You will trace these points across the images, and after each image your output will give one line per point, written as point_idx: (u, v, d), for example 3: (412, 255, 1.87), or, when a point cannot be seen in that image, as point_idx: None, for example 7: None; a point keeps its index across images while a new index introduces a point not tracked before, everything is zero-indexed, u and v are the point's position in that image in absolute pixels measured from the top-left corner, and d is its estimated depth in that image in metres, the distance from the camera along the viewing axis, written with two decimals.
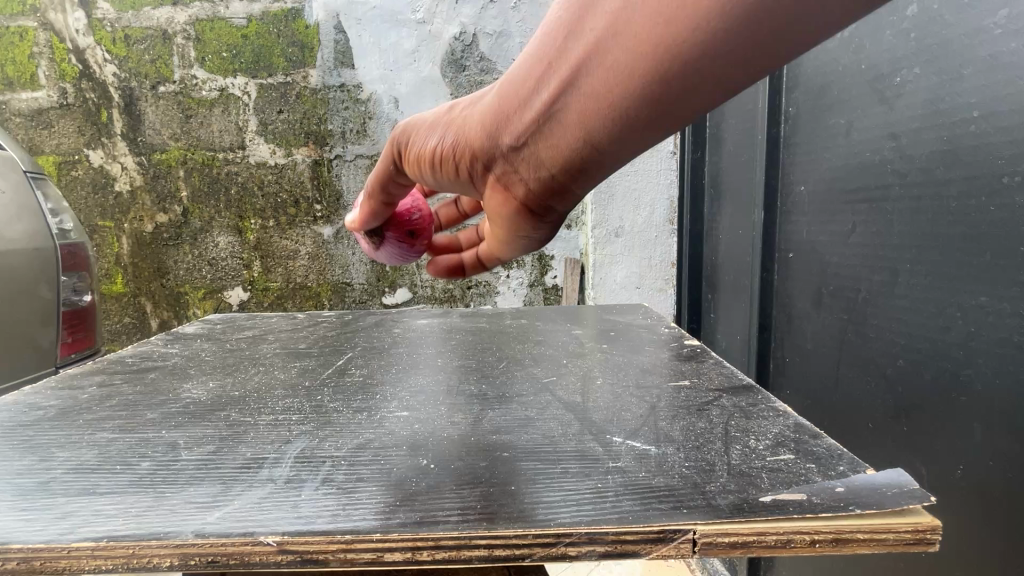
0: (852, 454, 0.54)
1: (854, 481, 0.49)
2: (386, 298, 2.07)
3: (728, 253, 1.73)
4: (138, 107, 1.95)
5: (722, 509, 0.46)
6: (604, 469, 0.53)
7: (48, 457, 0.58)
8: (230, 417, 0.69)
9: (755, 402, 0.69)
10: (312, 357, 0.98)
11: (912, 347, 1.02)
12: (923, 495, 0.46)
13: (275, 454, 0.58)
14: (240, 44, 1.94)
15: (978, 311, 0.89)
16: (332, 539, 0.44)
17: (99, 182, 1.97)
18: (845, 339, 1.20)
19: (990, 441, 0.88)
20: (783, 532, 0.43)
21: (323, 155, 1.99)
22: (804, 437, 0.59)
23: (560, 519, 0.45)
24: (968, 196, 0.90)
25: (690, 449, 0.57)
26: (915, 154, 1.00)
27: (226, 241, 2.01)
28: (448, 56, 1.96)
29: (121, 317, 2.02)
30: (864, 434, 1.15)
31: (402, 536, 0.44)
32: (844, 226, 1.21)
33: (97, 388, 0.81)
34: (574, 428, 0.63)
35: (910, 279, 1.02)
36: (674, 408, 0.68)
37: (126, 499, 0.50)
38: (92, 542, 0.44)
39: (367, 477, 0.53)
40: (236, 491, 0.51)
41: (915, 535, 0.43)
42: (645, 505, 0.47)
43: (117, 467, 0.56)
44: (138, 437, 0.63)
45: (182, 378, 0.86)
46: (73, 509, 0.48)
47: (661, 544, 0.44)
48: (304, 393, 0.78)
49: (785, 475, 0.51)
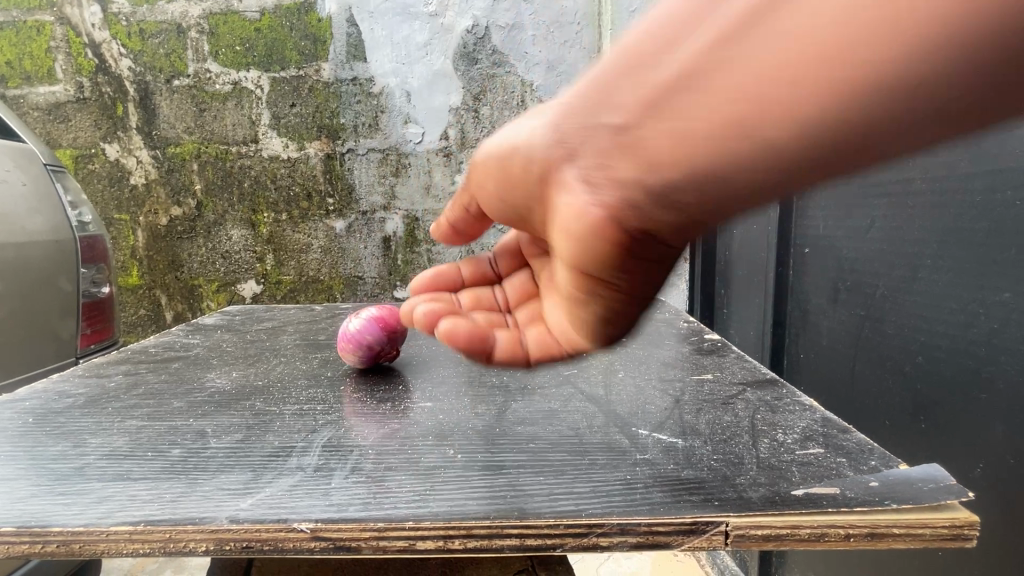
0: (883, 449, 0.53)
1: (888, 476, 0.48)
2: (397, 292, 2.08)
3: (743, 247, 1.71)
4: (152, 101, 1.97)
5: (754, 502, 0.45)
6: (632, 461, 0.53)
7: (82, 443, 0.60)
8: (256, 406, 0.70)
9: (779, 396, 0.69)
10: (331, 348, 0.99)
11: (933, 344, 1.00)
12: (958, 490, 0.45)
13: (303, 443, 0.59)
14: (253, 38, 1.94)
15: (1004, 308, 0.88)
16: (366, 526, 0.44)
17: (115, 175, 1.99)
18: (863, 335, 1.19)
19: (1013, 440, 0.86)
20: (818, 525, 0.43)
21: (335, 149, 2.00)
22: (832, 432, 0.58)
23: (590, 510, 0.45)
24: (995, 190, 0.88)
25: (717, 442, 0.56)
26: (940, 147, 0.98)
27: (240, 234, 2.03)
28: (460, 49, 1.95)
29: (137, 309, 2.04)
30: (880, 431, 1.14)
31: (434, 524, 0.44)
32: (863, 221, 1.19)
33: (123, 377, 0.83)
34: (598, 420, 0.63)
35: (932, 275, 1.00)
36: (698, 402, 0.68)
37: (160, 485, 0.50)
38: (130, 526, 0.44)
39: (395, 466, 0.53)
40: (267, 478, 0.51)
41: (953, 531, 0.43)
42: (675, 497, 0.47)
43: (149, 453, 0.57)
44: (167, 424, 0.64)
45: (205, 368, 0.87)
46: (109, 494, 0.49)
47: (693, 536, 0.43)
48: (327, 383, 0.79)
49: (816, 469, 0.50)
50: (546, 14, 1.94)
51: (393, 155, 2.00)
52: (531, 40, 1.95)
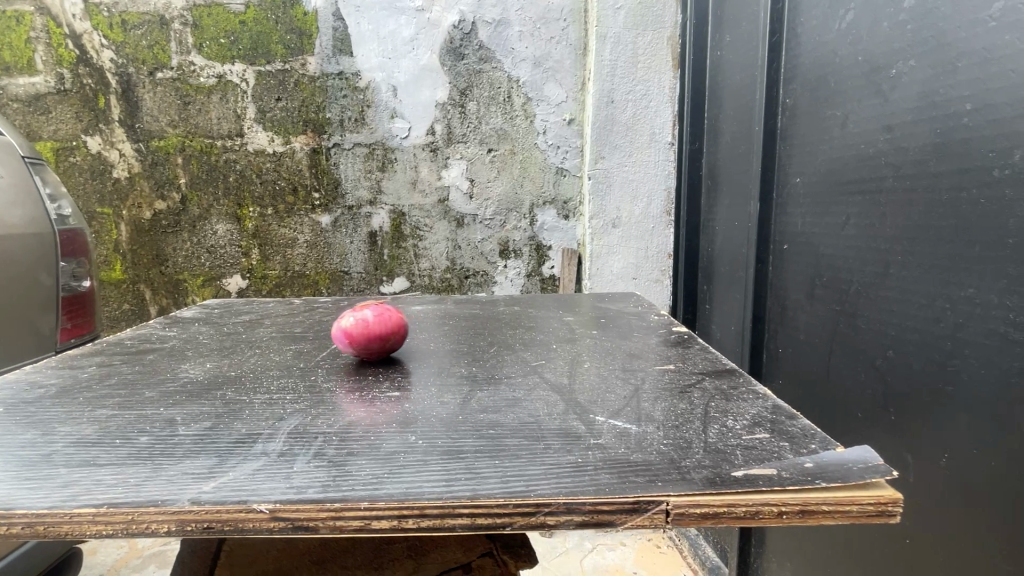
0: (824, 434, 0.56)
1: (822, 457, 0.51)
2: (384, 287, 2.08)
3: (724, 244, 1.74)
4: (135, 94, 1.95)
5: (695, 482, 0.48)
6: (586, 445, 0.55)
7: (51, 431, 0.61)
8: (226, 396, 0.72)
9: (735, 385, 0.71)
10: (307, 340, 1.00)
11: (903, 339, 1.04)
12: (884, 470, 0.48)
13: (270, 430, 0.60)
14: (238, 31, 1.94)
15: (967, 302, 0.91)
16: (322, 507, 0.46)
17: (97, 168, 1.97)
18: (838, 330, 1.22)
19: (974, 430, 0.90)
20: (752, 504, 0.46)
21: (321, 143, 2.00)
22: (780, 418, 0.61)
23: (540, 491, 0.47)
24: (960, 189, 0.92)
25: (669, 428, 0.59)
26: (910, 147, 1.02)
27: (225, 229, 2.02)
28: (447, 44, 1.96)
29: (121, 304, 2.03)
30: (853, 423, 1.18)
31: (388, 505, 0.46)
32: (838, 218, 1.22)
33: (96, 368, 0.83)
34: (559, 408, 0.65)
35: (901, 271, 1.04)
36: (657, 390, 0.70)
37: (125, 470, 0.52)
38: (93, 508, 0.46)
39: (357, 451, 0.55)
40: (231, 463, 0.53)
41: (878, 508, 0.46)
42: (621, 478, 0.49)
43: (117, 440, 0.58)
44: (137, 413, 0.65)
45: (179, 360, 0.88)
46: (75, 478, 0.50)
47: (635, 514, 0.46)
48: (299, 374, 0.81)
49: (758, 453, 0.53)
50: (532, 10, 1.95)
51: (379, 150, 2.01)
52: (518, 36, 1.96)
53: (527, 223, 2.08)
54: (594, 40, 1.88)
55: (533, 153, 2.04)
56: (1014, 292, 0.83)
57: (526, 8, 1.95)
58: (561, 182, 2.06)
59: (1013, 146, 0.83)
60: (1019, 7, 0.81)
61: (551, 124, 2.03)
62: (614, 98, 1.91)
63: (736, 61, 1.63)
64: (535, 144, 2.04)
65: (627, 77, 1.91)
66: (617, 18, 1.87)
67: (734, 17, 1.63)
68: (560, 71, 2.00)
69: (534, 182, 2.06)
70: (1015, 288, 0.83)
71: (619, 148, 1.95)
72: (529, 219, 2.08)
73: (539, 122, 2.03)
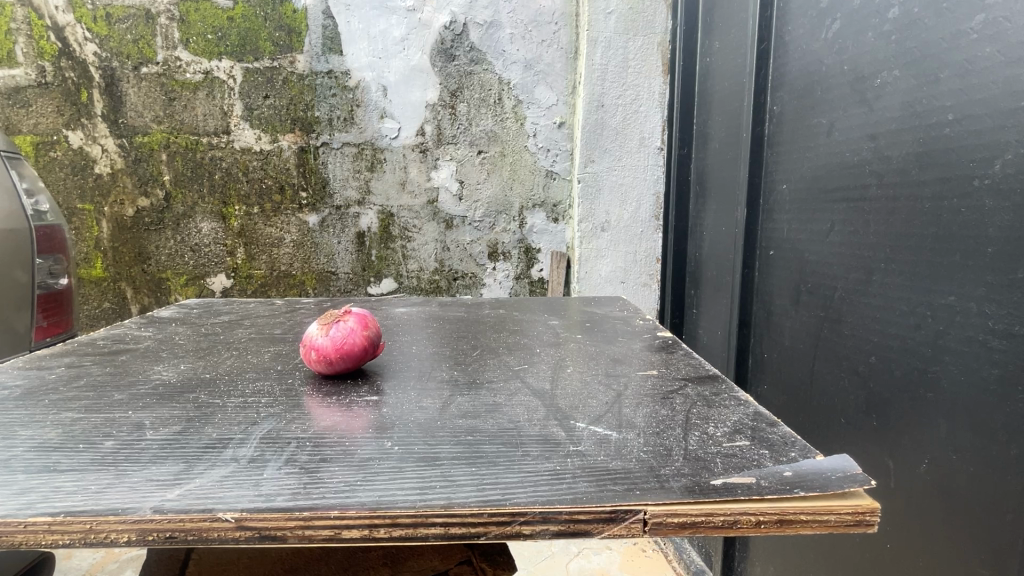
0: (804, 441, 0.56)
1: (802, 466, 0.51)
2: (371, 288, 2.06)
3: (711, 248, 1.74)
4: (119, 88, 1.91)
5: (674, 491, 0.47)
6: (565, 452, 0.54)
7: (11, 435, 0.58)
8: (199, 399, 0.70)
9: (717, 392, 0.71)
10: (287, 342, 0.98)
11: (885, 346, 1.04)
12: (862, 478, 0.48)
13: (240, 436, 0.59)
14: (226, 27, 1.91)
15: (947, 310, 0.92)
16: (290, 516, 0.44)
17: (77, 164, 1.92)
18: (822, 336, 1.22)
19: (954, 437, 0.91)
20: (729, 513, 0.45)
21: (309, 142, 1.97)
22: (761, 425, 0.60)
23: (516, 500, 0.46)
24: (941, 198, 0.93)
25: (649, 435, 0.58)
26: (894, 155, 1.02)
27: (209, 227, 1.99)
28: (439, 45, 1.95)
29: (101, 302, 1.97)
30: (835, 429, 1.18)
31: (359, 514, 0.44)
32: (823, 225, 1.22)
33: (64, 369, 0.81)
34: (539, 414, 0.64)
35: (884, 278, 1.05)
36: (640, 396, 0.70)
37: (85, 476, 0.50)
38: (49, 517, 0.44)
39: (330, 457, 0.54)
40: (199, 469, 0.51)
41: (856, 517, 0.46)
42: (599, 487, 0.48)
43: (81, 445, 0.56)
44: (105, 417, 0.63)
45: (153, 361, 0.85)
46: (33, 485, 0.48)
47: (612, 524, 0.45)
48: (276, 376, 0.79)
49: (738, 461, 0.52)
50: (524, 12, 1.95)
51: (368, 150, 1.99)
52: (508, 40, 1.95)
53: (517, 225, 2.07)
54: (586, 45, 1.88)
55: (524, 155, 2.03)
56: (993, 300, 0.84)
57: (516, 10, 1.94)
58: (551, 185, 2.06)
59: (993, 156, 0.84)
60: (1000, 20, 0.83)
61: (542, 127, 2.02)
62: (604, 102, 1.92)
63: (725, 69, 1.63)
64: (526, 146, 2.03)
65: (617, 82, 1.92)
66: (609, 22, 1.89)
67: (724, 24, 1.63)
68: (550, 74, 2.00)
69: (524, 185, 2.05)
70: (994, 296, 0.84)
71: (608, 153, 1.95)
72: (519, 221, 2.07)
73: (529, 124, 2.02)
